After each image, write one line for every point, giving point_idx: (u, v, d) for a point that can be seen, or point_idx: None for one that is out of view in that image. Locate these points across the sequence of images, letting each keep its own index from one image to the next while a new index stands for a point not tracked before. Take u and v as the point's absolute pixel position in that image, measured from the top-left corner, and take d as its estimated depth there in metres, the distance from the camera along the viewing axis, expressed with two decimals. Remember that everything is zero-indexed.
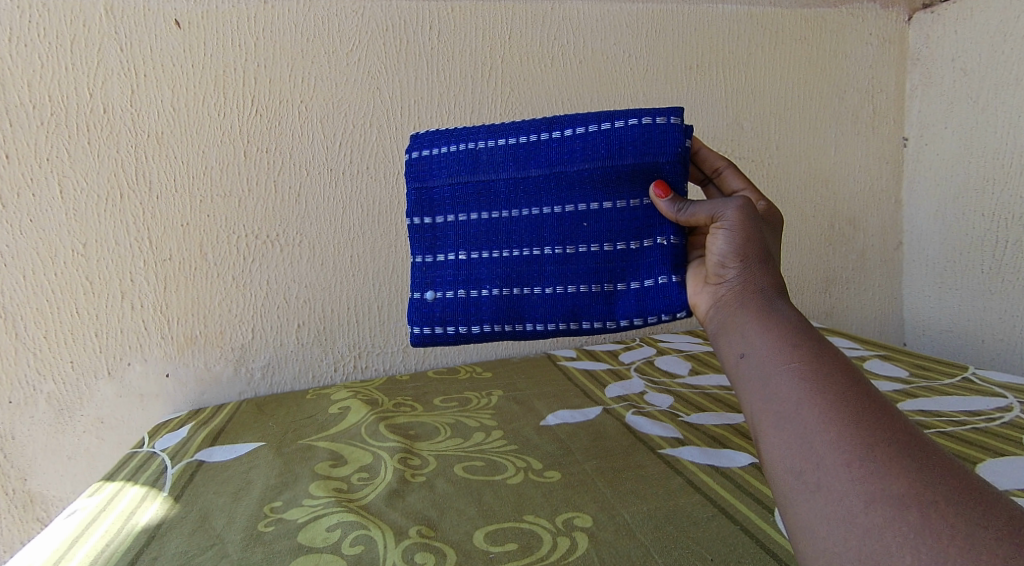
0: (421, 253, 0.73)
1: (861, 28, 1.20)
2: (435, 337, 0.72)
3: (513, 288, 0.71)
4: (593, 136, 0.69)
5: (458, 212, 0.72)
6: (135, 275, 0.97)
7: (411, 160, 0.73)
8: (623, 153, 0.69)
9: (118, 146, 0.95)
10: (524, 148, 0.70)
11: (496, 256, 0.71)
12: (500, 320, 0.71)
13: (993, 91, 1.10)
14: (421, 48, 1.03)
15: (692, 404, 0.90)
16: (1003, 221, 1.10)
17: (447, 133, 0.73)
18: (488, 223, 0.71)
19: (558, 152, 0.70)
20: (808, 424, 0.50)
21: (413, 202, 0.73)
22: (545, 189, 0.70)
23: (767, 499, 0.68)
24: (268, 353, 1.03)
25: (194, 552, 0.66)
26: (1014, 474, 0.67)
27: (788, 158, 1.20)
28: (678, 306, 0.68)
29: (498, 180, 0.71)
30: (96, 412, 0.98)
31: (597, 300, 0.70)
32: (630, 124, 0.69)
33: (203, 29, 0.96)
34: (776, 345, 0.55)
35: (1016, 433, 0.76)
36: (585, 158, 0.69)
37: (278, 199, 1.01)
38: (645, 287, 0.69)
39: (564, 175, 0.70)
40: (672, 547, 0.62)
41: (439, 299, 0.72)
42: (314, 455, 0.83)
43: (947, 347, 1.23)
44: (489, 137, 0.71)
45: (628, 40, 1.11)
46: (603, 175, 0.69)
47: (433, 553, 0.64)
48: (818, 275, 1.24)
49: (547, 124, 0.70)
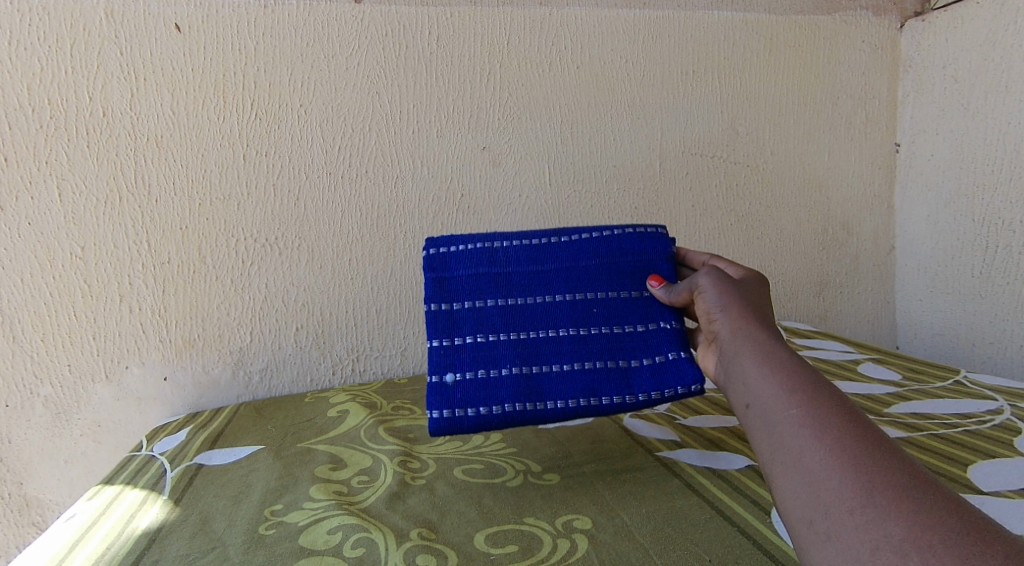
0: (436, 337, 0.72)
1: (854, 35, 1.22)
2: (455, 421, 0.68)
3: (531, 367, 0.71)
4: (596, 237, 0.76)
5: (476, 300, 0.73)
6: (134, 278, 0.97)
7: (427, 257, 0.74)
8: (623, 250, 0.76)
9: (117, 150, 0.95)
10: (536, 249, 0.75)
11: (512, 336, 0.72)
12: (521, 400, 0.70)
13: (984, 98, 1.12)
14: (421, 53, 1.04)
15: (689, 408, 0.91)
16: (994, 226, 1.12)
17: (463, 236, 0.76)
18: (504, 308, 0.73)
19: (568, 251, 0.75)
20: (812, 471, 0.51)
21: (431, 290, 0.73)
22: (557, 280, 0.74)
23: (764, 500, 0.69)
24: (265, 356, 1.03)
25: (196, 555, 0.66)
26: (1003, 477, 0.69)
27: (782, 162, 1.21)
28: (692, 379, 0.71)
29: (513, 274, 0.74)
30: (93, 415, 0.98)
31: (613, 376, 0.72)
32: (625, 231, 0.77)
33: (203, 33, 0.96)
34: (775, 391, 0.56)
35: (1007, 435, 0.77)
36: (590, 253, 0.75)
37: (278, 203, 1.01)
38: (657, 363, 0.73)
39: (574, 270, 0.75)
40: (670, 546, 0.64)
41: (458, 382, 0.70)
42: (314, 458, 0.84)
43: (939, 351, 1.24)
44: (505, 237, 0.75)
45: (624, 46, 1.12)
46: (607, 270, 0.75)
47: (435, 556, 0.64)
48: (812, 279, 1.25)
49: (556, 232, 0.76)
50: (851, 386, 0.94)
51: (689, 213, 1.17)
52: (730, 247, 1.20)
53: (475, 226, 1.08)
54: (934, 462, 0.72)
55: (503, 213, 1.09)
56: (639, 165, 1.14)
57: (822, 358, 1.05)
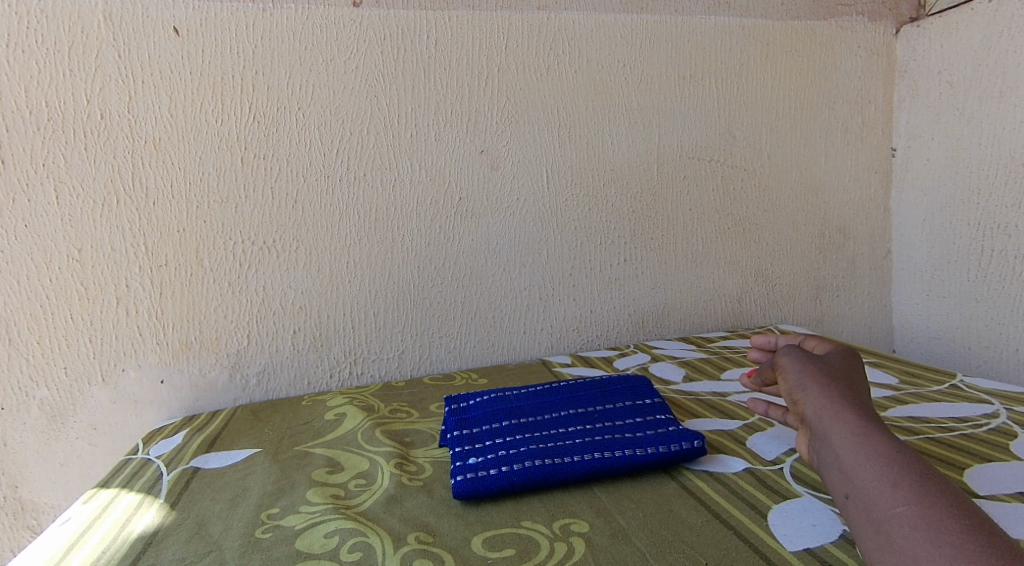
0: (459, 458, 0.78)
1: (851, 40, 1.23)
2: (478, 477, 0.74)
3: (548, 451, 0.77)
4: (588, 383, 0.94)
5: (495, 438, 0.82)
6: (131, 280, 0.97)
7: (449, 437, 0.84)
8: (612, 384, 0.92)
9: (115, 152, 0.95)
10: (543, 398, 0.91)
11: (528, 449, 0.78)
12: (539, 456, 0.76)
13: (979, 103, 1.12)
14: (419, 57, 1.04)
15: (686, 411, 0.91)
16: (989, 231, 1.12)
17: (481, 403, 0.91)
18: (517, 429, 0.83)
19: (567, 394, 0.91)
20: (914, 550, 0.50)
21: (455, 441, 0.82)
22: (561, 405, 0.88)
23: (760, 504, 0.70)
24: (262, 359, 1.03)
25: (192, 559, 0.66)
26: (998, 480, 0.69)
27: (779, 167, 1.21)
28: (694, 437, 0.78)
29: (524, 407, 0.89)
30: (89, 418, 0.98)
31: (622, 441, 0.79)
32: (614, 375, 0.95)
33: (201, 36, 0.96)
34: (868, 464, 0.55)
35: (1002, 439, 0.78)
36: (586, 390, 0.92)
37: (275, 206, 1.01)
38: (662, 433, 0.79)
39: (575, 397, 0.90)
40: (666, 551, 0.64)
41: (480, 461, 0.77)
42: (311, 461, 0.83)
43: (935, 354, 1.25)
44: (514, 390, 0.93)
45: (622, 51, 1.12)
46: (603, 397, 0.89)
47: (432, 560, 0.65)
48: (808, 282, 1.25)
49: (558, 388, 0.93)
50: None
51: (687, 217, 1.17)
52: (728, 251, 1.20)
53: (473, 229, 1.08)
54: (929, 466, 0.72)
55: (501, 216, 1.09)
56: (637, 169, 1.14)
57: None
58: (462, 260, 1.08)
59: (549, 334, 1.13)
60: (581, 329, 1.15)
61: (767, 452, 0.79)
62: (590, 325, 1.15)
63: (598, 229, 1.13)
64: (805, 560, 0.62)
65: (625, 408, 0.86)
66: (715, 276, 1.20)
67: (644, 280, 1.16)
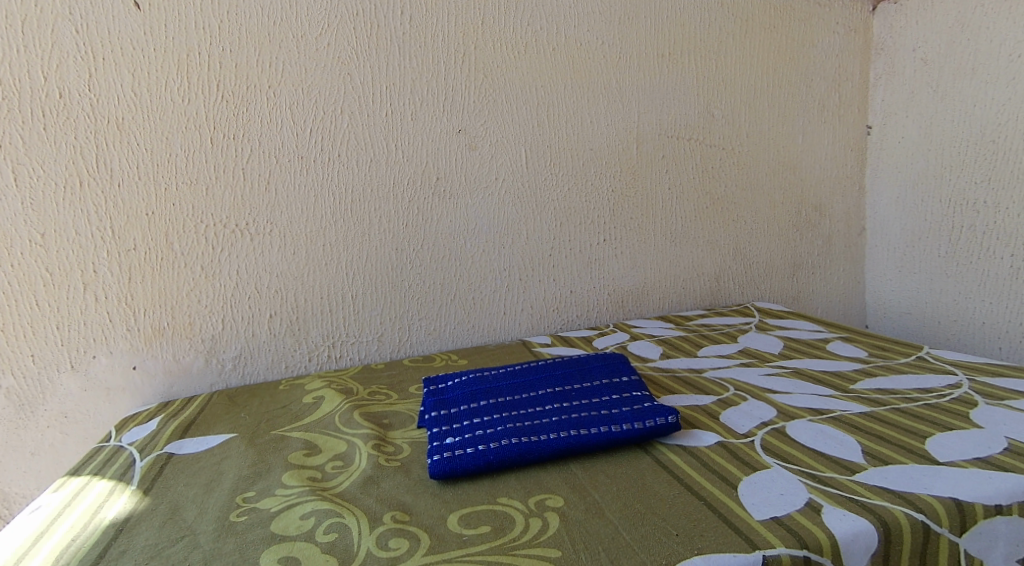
0: (436, 439, 0.78)
1: (828, 17, 1.23)
2: (455, 457, 0.74)
3: (524, 429, 0.78)
4: (566, 361, 0.94)
5: (473, 417, 0.82)
6: (99, 265, 0.94)
7: (428, 418, 0.84)
8: (589, 362, 0.93)
9: (76, 132, 0.91)
10: (521, 377, 0.91)
11: (505, 428, 0.78)
12: (516, 435, 0.77)
13: (951, 81, 1.13)
14: (394, 33, 1.01)
15: (661, 388, 0.92)
16: (959, 207, 1.14)
17: (460, 383, 0.91)
18: (495, 407, 0.83)
19: (545, 372, 0.92)
20: None
21: (433, 421, 0.82)
22: (539, 383, 0.88)
23: (731, 475, 0.71)
24: (238, 344, 1.01)
25: (165, 544, 0.66)
26: (958, 446, 0.73)
27: (757, 145, 1.22)
28: (669, 412, 0.79)
29: (502, 386, 0.89)
30: (60, 406, 0.96)
31: (598, 418, 0.79)
32: (591, 355, 0.96)
33: (164, 11, 0.93)
34: None
35: (963, 408, 0.80)
36: (563, 368, 0.92)
37: (247, 187, 0.98)
38: (637, 409, 0.80)
39: (552, 376, 0.90)
40: (638, 523, 0.65)
41: (457, 441, 0.77)
42: (288, 444, 0.83)
43: (906, 329, 1.27)
44: (493, 371, 0.94)
45: (600, 28, 1.11)
46: (580, 374, 0.90)
47: (407, 539, 0.65)
48: (785, 261, 1.27)
49: (537, 368, 0.93)
50: (820, 364, 0.97)
51: (666, 196, 1.17)
52: (705, 230, 1.20)
53: (451, 210, 1.06)
54: (893, 435, 0.76)
55: (480, 196, 1.08)
56: (616, 148, 1.14)
57: (791, 337, 1.07)
58: (441, 241, 1.06)
59: (528, 315, 1.13)
60: (560, 309, 1.15)
61: (740, 425, 0.80)
62: (570, 305, 1.15)
63: (577, 209, 1.13)
64: (771, 527, 0.63)
65: (601, 386, 0.86)
66: (694, 255, 1.20)
67: (624, 259, 1.16)
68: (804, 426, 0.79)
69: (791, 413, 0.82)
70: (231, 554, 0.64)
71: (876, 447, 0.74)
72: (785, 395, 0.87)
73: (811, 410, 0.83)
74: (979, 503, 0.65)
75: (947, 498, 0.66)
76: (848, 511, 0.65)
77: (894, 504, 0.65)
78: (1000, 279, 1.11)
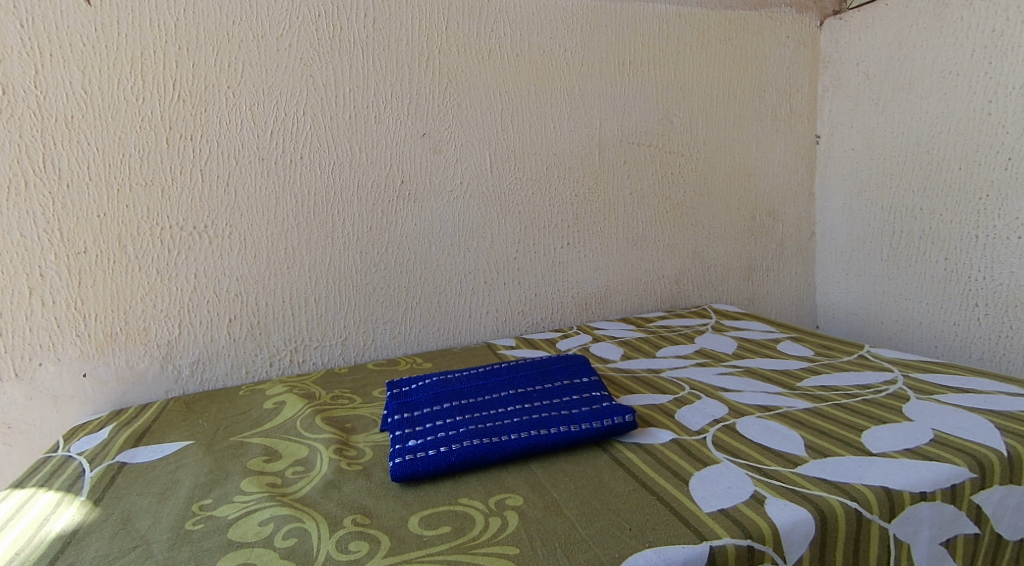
0: (398, 441, 0.78)
1: (778, 30, 1.27)
2: (417, 459, 0.74)
3: (485, 431, 0.78)
4: (527, 363, 0.95)
5: (435, 419, 0.82)
6: (46, 269, 0.90)
7: (392, 421, 0.84)
8: (550, 364, 0.94)
9: (21, 130, 0.88)
10: (482, 379, 0.92)
11: (466, 429, 0.79)
12: (478, 437, 0.77)
13: (890, 94, 1.19)
14: (357, 36, 1.00)
15: (621, 387, 0.94)
16: (900, 214, 1.20)
17: (424, 386, 0.92)
18: (457, 410, 0.84)
19: (507, 374, 0.92)
20: None
21: (395, 424, 0.82)
22: (500, 385, 0.89)
23: (683, 470, 0.73)
24: (196, 349, 0.98)
25: (117, 555, 0.64)
26: (891, 438, 0.77)
27: (713, 153, 1.26)
28: (625, 412, 0.81)
29: (465, 388, 0.89)
30: (3, 416, 0.92)
31: (558, 418, 0.80)
32: (551, 357, 0.97)
33: (115, 7, 0.90)
34: None
35: (896, 402, 0.85)
36: (524, 370, 0.93)
37: (205, 189, 0.96)
38: (595, 409, 0.82)
39: (513, 378, 0.91)
40: (595, 519, 0.67)
41: (419, 443, 0.77)
42: (247, 451, 0.81)
43: (852, 330, 1.33)
44: (456, 374, 0.94)
45: (562, 35, 1.12)
46: (540, 376, 0.91)
47: (367, 541, 0.65)
48: (740, 264, 1.31)
49: (498, 370, 0.94)
50: (770, 363, 1.01)
51: (627, 200, 1.20)
52: (664, 234, 1.23)
53: (416, 213, 1.06)
54: (832, 429, 0.79)
55: (445, 200, 1.08)
56: (579, 153, 1.15)
57: (744, 337, 1.11)
58: (405, 245, 1.06)
59: (493, 318, 1.14)
60: (525, 312, 1.16)
61: (693, 423, 0.83)
62: (535, 308, 1.16)
63: (541, 214, 1.14)
64: (719, 519, 0.66)
65: (561, 387, 0.88)
66: (654, 258, 1.23)
67: (587, 263, 1.18)
68: (752, 422, 0.82)
69: (741, 410, 0.86)
70: (186, 563, 0.63)
71: (816, 441, 0.77)
72: (737, 393, 0.90)
73: (760, 407, 0.86)
74: (907, 491, 0.69)
75: (879, 488, 0.69)
76: (788, 501, 0.68)
77: (831, 494, 0.68)
78: (935, 281, 1.17)
